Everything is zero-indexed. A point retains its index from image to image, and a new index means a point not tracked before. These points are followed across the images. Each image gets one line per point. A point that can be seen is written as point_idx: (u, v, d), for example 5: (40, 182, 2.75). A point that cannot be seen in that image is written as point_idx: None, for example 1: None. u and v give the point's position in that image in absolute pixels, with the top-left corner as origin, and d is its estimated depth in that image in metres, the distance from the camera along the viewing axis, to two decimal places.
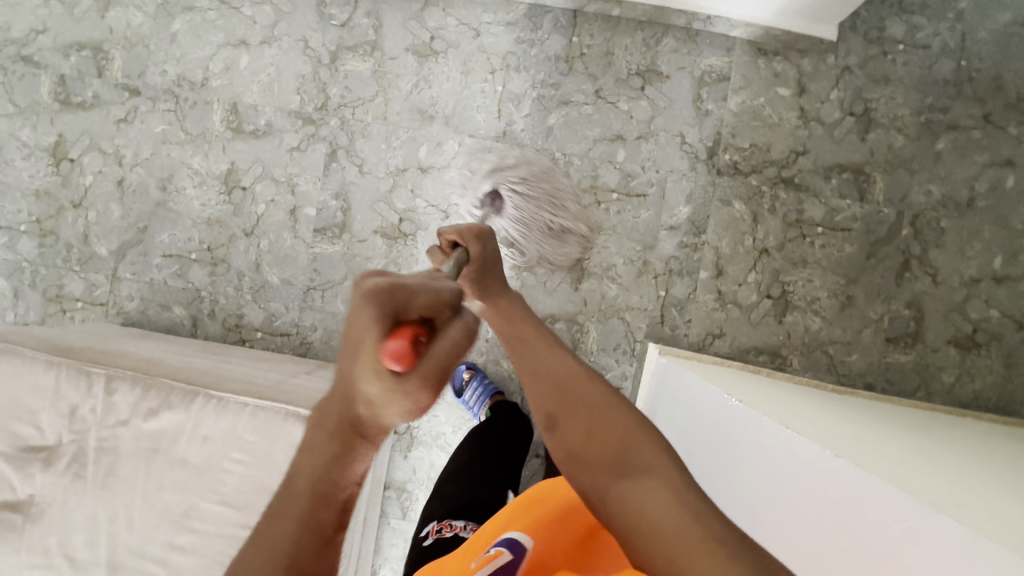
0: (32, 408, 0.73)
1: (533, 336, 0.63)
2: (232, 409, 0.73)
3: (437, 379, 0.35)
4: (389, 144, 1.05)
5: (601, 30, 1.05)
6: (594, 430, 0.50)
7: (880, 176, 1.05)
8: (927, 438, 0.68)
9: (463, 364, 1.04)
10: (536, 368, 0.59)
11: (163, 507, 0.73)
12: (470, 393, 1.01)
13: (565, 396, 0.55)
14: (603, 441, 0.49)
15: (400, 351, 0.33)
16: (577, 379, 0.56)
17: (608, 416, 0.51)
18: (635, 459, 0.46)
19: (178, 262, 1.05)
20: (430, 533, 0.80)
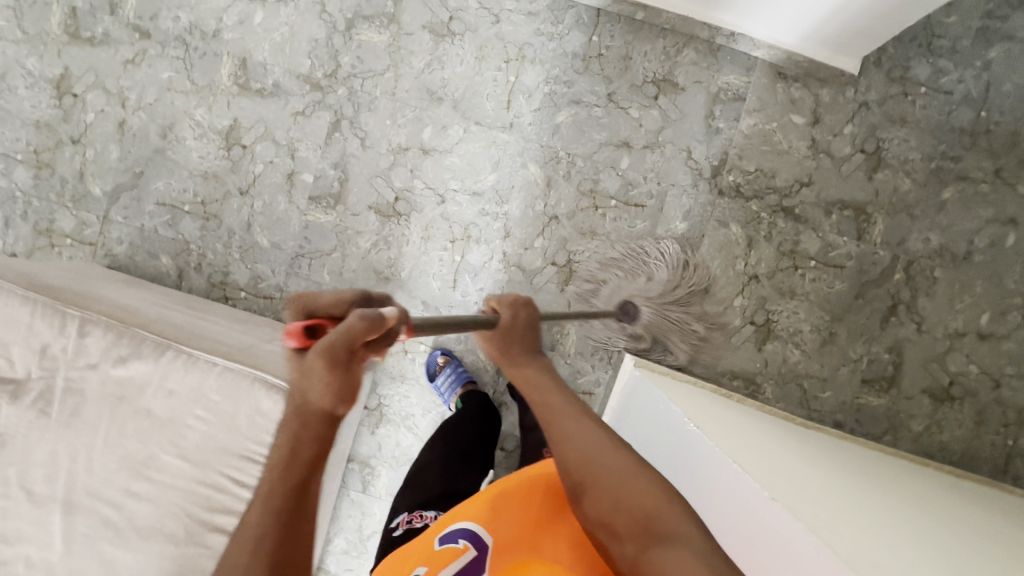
0: (4, 340, 0.74)
1: (561, 397, 0.61)
2: (200, 367, 0.74)
3: (329, 353, 0.40)
4: (394, 121, 1.04)
5: (622, 32, 1.03)
6: (627, 499, 0.50)
7: (881, 217, 1.04)
8: (863, 482, 0.73)
9: (439, 350, 1.05)
10: (569, 437, 0.56)
11: (122, 453, 0.74)
12: (444, 379, 1.01)
13: (590, 461, 0.54)
14: (631, 511, 0.49)
15: (298, 332, 0.41)
16: (610, 448, 0.54)
17: (639, 484, 0.51)
18: (666, 533, 0.46)
19: (170, 212, 1.05)
20: (400, 524, 0.84)
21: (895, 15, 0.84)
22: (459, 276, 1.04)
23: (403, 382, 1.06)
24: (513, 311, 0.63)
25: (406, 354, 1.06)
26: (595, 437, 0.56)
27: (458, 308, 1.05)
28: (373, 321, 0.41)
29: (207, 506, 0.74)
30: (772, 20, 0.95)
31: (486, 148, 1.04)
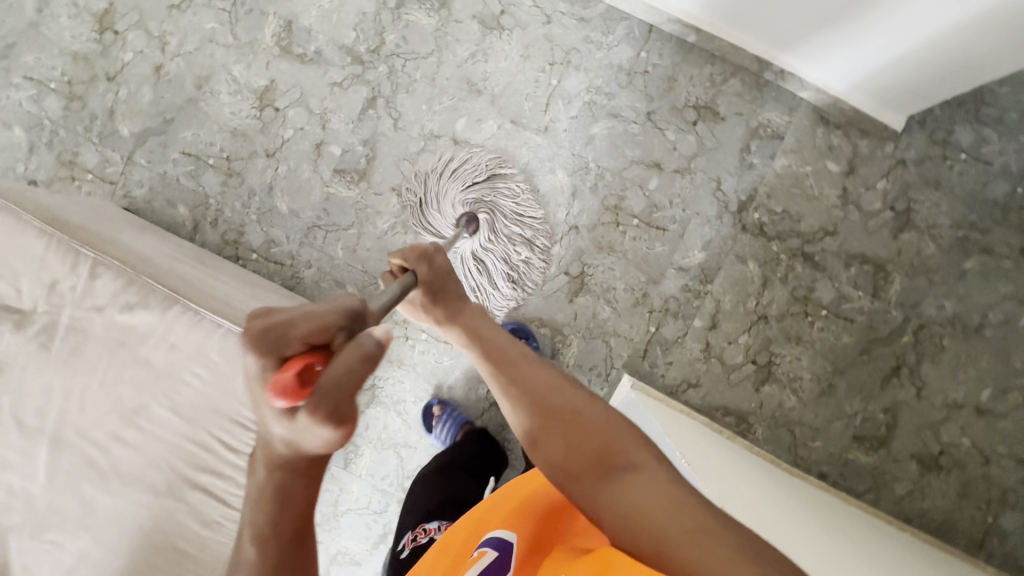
0: (15, 269, 0.74)
1: (501, 341, 0.61)
2: (205, 325, 0.74)
3: (336, 413, 0.34)
4: (430, 107, 1.03)
5: (671, 52, 1.02)
6: (581, 434, 0.51)
7: (899, 277, 1.03)
8: (843, 540, 0.74)
9: (434, 399, 1.05)
10: (515, 382, 0.56)
11: (116, 398, 0.75)
12: (440, 428, 1.01)
13: (544, 403, 0.54)
14: (586, 447, 0.50)
15: (282, 383, 0.34)
16: (555, 387, 0.55)
17: (588, 417, 0.52)
18: (622, 461, 0.47)
19: (194, 163, 1.05)
20: (406, 544, 0.87)
21: (950, 77, 0.86)
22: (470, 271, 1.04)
23: (399, 367, 1.06)
24: (429, 264, 0.65)
25: (407, 340, 1.06)
26: (541, 378, 0.56)
27: None
28: (372, 352, 0.38)
29: (192, 462, 0.75)
30: (824, 63, 0.94)
31: (517, 148, 1.03)
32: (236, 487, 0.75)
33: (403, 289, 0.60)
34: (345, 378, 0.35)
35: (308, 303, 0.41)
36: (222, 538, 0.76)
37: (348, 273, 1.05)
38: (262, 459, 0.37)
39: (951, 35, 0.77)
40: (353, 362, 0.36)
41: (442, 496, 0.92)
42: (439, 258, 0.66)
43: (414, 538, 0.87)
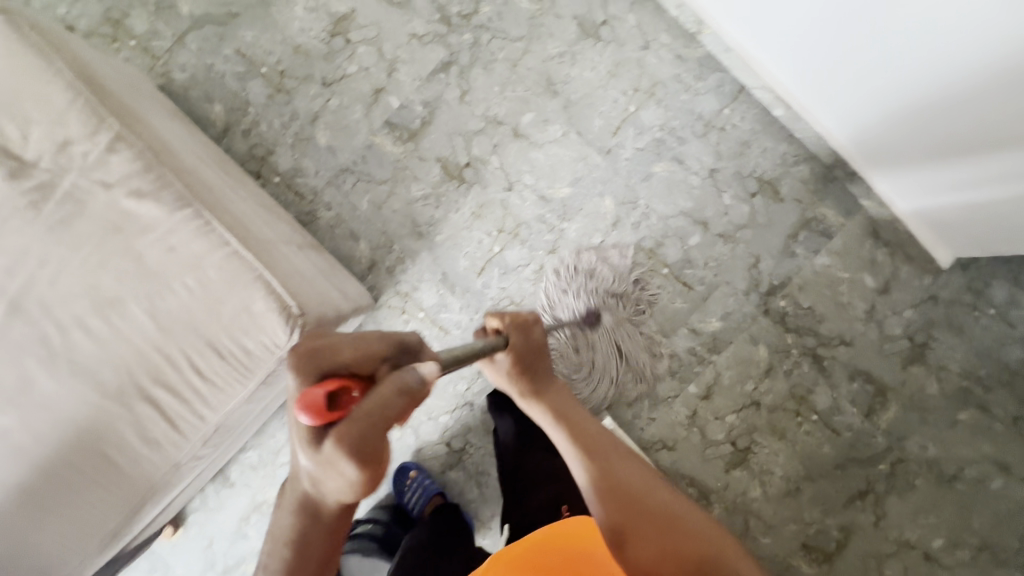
0: (29, 115, 0.68)
1: (599, 435, 0.68)
2: (212, 239, 0.69)
3: (362, 445, 0.40)
4: (502, 91, 0.99)
5: (753, 118, 1.00)
6: (680, 542, 0.54)
7: (895, 407, 1.03)
8: None
9: (410, 461, 1.02)
10: (610, 476, 0.62)
11: (94, 283, 0.69)
12: (414, 491, 0.99)
13: (637, 502, 0.59)
14: (681, 551, 0.53)
15: (315, 402, 0.41)
16: (654, 490, 0.61)
17: (687, 526, 0.56)
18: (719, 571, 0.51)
19: (245, 66, 0.99)
20: None
21: (1011, 239, 0.87)
22: (488, 266, 1.01)
23: None
24: (524, 334, 0.70)
25: (402, 314, 1.00)
26: (638, 479, 0.62)
27: (472, 296, 1.01)
28: (411, 388, 0.45)
29: (152, 374, 0.70)
30: (901, 180, 0.94)
31: (575, 161, 1.00)
32: (190, 414, 0.70)
33: (483, 348, 0.65)
34: (381, 406, 0.43)
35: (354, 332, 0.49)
36: (158, 460, 0.71)
37: (366, 229, 1.00)
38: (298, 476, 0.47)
39: None
40: (388, 394, 0.43)
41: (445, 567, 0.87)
42: (536, 327, 0.74)
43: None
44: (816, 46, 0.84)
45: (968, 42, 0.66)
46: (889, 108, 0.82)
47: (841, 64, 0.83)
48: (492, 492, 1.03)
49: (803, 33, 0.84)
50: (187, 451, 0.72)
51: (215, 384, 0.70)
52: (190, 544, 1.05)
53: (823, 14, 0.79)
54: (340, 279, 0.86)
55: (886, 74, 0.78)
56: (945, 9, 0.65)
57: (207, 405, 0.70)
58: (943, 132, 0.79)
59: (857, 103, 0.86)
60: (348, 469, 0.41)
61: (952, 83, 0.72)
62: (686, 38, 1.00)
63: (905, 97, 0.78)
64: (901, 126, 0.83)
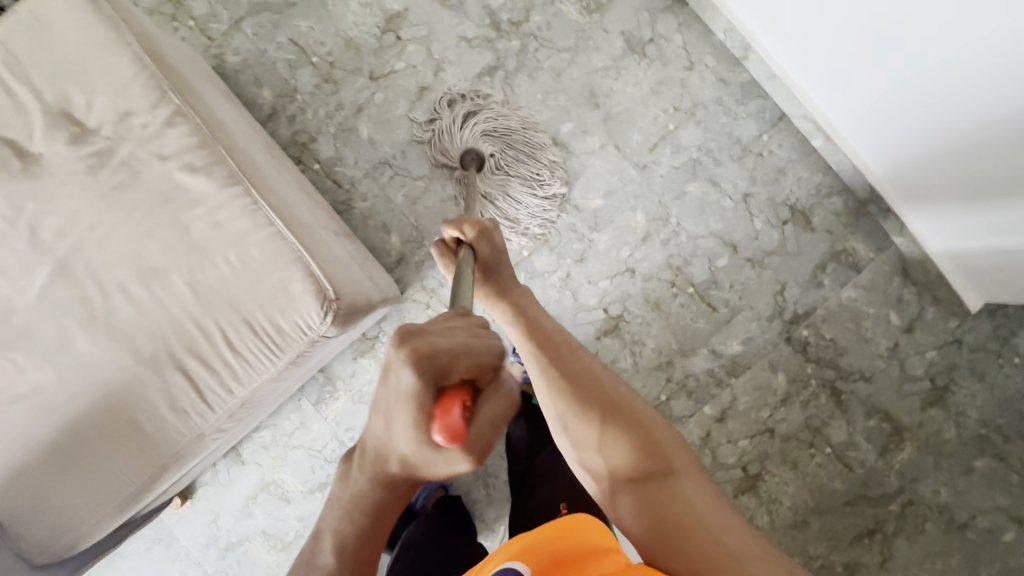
0: (95, 83, 0.70)
1: (554, 331, 0.66)
2: (257, 218, 0.70)
3: (480, 458, 0.42)
4: (544, 99, 1.01)
5: (791, 147, 1.01)
6: (624, 432, 0.56)
7: (910, 448, 1.02)
8: None
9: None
10: (565, 372, 0.61)
11: (139, 251, 0.71)
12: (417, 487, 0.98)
13: (593, 396, 0.59)
14: (635, 449, 0.54)
15: (451, 428, 0.39)
16: (602, 377, 0.61)
17: (631, 414, 0.57)
18: (666, 465, 0.53)
19: (297, 54, 1.01)
20: None
21: None
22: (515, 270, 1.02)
23: None
24: (489, 242, 0.71)
25: (426, 309, 1.02)
26: (587, 367, 0.62)
27: None
28: (515, 405, 0.46)
29: (186, 343, 0.71)
30: (935, 219, 0.93)
31: (610, 173, 1.01)
32: (219, 386, 0.72)
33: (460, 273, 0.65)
34: (493, 415, 0.44)
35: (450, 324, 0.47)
36: (184, 429, 0.72)
37: (398, 222, 1.02)
38: (369, 471, 0.47)
39: None
40: (499, 402, 0.44)
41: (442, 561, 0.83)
42: (499, 239, 0.72)
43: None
44: (864, 77, 0.84)
45: (1008, 84, 0.67)
46: (932, 144, 0.82)
47: (887, 97, 0.83)
48: (498, 494, 1.03)
49: (845, 60, 0.85)
50: (212, 423, 0.73)
51: (246, 360, 0.71)
52: (196, 517, 1.06)
53: (868, 42, 0.80)
54: (372, 269, 0.88)
55: (932, 111, 0.78)
56: (993, 51, 0.66)
57: (236, 380, 0.72)
58: (986, 172, 0.78)
59: (892, 134, 0.87)
60: (462, 466, 0.42)
61: (998, 126, 0.72)
62: (731, 63, 1.01)
63: (950, 135, 0.78)
64: (933, 161, 0.84)
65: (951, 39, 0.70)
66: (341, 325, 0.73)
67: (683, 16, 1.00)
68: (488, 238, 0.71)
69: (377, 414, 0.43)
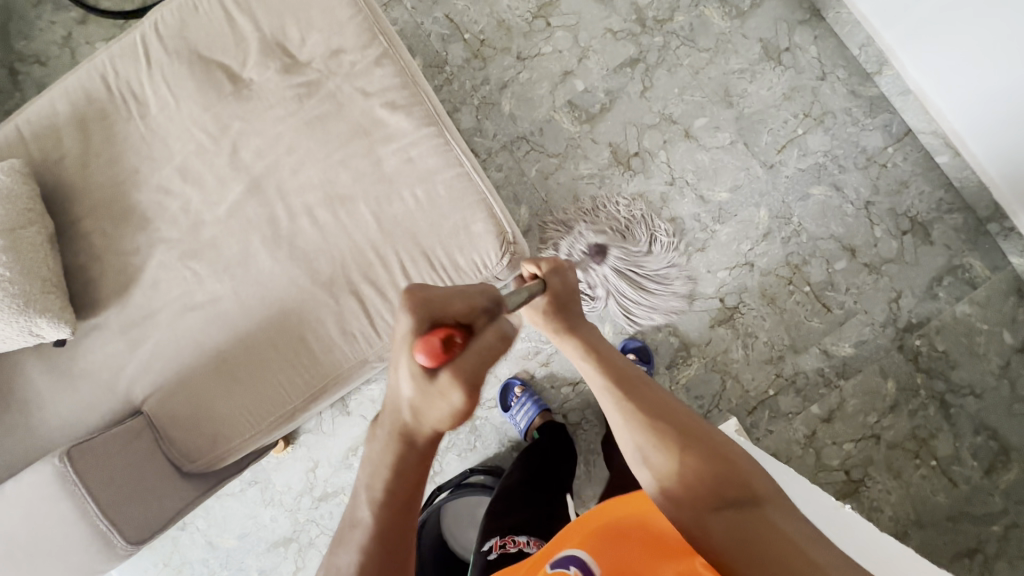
0: (312, 20, 0.76)
1: (625, 367, 0.65)
2: (448, 157, 0.74)
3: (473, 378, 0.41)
4: (681, 93, 1.06)
5: (915, 161, 1.04)
6: (703, 462, 0.53)
7: (1016, 469, 1.02)
8: None
9: (516, 378, 1.05)
10: (637, 401, 0.60)
11: (332, 178, 0.75)
12: (519, 408, 1.01)
13: (663, 421, 0.57)
14: (707, 473, 0.52)
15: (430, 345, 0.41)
16: (674, 409, 0.59)
17: (705, 441, 0.55)
18: (741, 488, 0.51)
19: (451, 30, 1.08)
20: (492, 546, 0.79)
21: None
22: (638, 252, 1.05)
23: None
24: (562, 278, 0.70)
25: None
26: (656, 400, 0.60)
27: None
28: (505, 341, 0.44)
29: (364, 270, 0.74)
30: None
31: (737, 169, 1.05)
32: (389, 313, 0.74)
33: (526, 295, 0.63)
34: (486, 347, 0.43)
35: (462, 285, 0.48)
36: (349, 353, 0.74)
37: (529, 194, 1.05)
38: (389, 427, 0.47)
39: None
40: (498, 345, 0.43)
41: (531, 515, 0.86)
42: (570, 277, 0.72)
43: (499, 544, 0.79)
44: (991, 80, 0.89)
45: None
46: None
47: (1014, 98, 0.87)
48: (599, 472, 1.03)
49: (966, 102, 0.95)
50: (377, 349, 0.75)
51: None
52: (295, 464, 1.06)
53: (981, 81, 0.90)
54: None
55: None
56: None
57: None
58: None
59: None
60: (456, 399, 0.41)
61: None
62: (862, 77, 1.05)
63: None
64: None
65: None
66: (510, 270, 0.76)
67: (819, 30, 1.06)
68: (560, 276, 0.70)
69: (389, 368, 0.45)
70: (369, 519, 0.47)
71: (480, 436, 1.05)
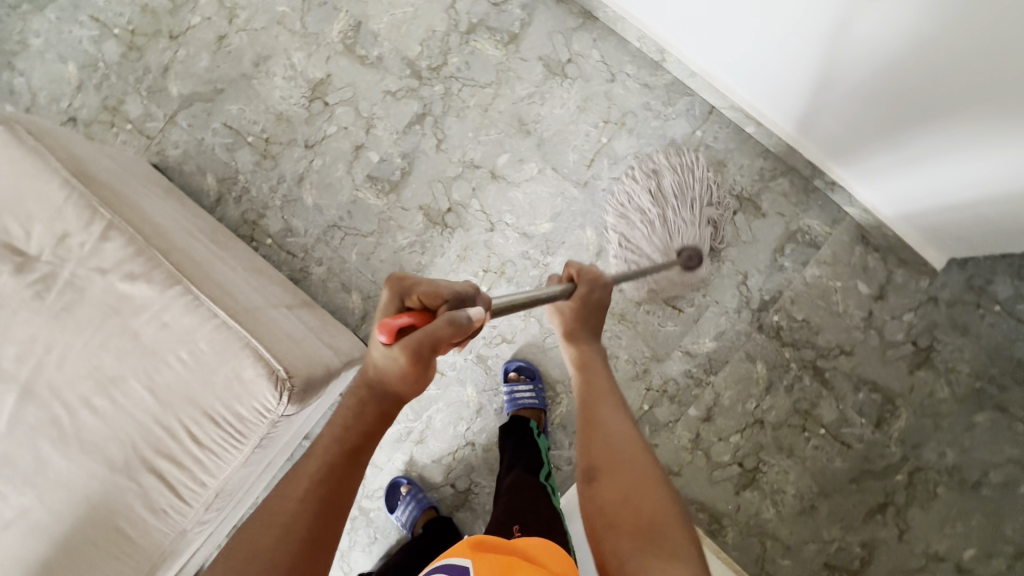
0: (29, 212, 0.73)
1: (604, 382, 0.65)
2: (202, 312, 0.72)
3: (414, 351, 0.45)
4: (476, 136, 1.02)
5: (727, 137, 1.01)
6: (635, 509, 0.51)
7: (906, 414, 1.00)
8: None
9: (403, 476, 1.03)
10: (602, 418, 0.60)
11: (96, 364, 0.73)
12: (403, 509, 0.99)
13: (618, 453, 0.56)
14: (639, 520, 0.50)
15: (388, 324, 0.46)
16: (630, 447, 0.56)
17: (655, 497, 0.52)
18: (669, 553, 0.47)
19: (233, 137, 1.04)
20: None
21: (1000, 218, 0.80)
22: None
23: None
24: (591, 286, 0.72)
25: None
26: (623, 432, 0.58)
27: None
28: (460, 322, 0.47)
29: (155, 446, 0.73)
30: (866, 177, 0.92)
31: (553, 197, 1.02)
32: (191, 480, 0.73)
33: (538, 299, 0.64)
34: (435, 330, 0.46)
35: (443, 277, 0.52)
36: (166, 527, 0.74)
37: (356, 279, 1.03)
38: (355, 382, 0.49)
39: (993, 162, 0.72)
40: (442, 322, 0.46)
41: None
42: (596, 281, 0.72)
43: None
44: (742, 57, 0.89)
45: (831, 10, 0.70)
46: (819, 92, 0.83)
47: (766, 67, 0.87)
48: None
49: (794, 34, 0.78)
50: (192, 517, 0.74)
51: (212, 451, 0.72)
52: None
53: (756, 47, 0.85)
54: (331, 336, 0.90)
55: (801, 60, 0.80)
56: None
57: (207, 472, 0.73)
58: (872, 104, 0.78)
59: (822, 115, 0.86)
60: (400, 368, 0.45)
61: (851, 49, 0.73)
62: (651, 67, 1.02)
63: (826, 76, 0.79)
64: (879, 127, 0.80)
65: (771, 21, 0.79)
66: (299, 401, 0.74)
67: (596, 31, 1.02)
68: (597, 289, 0.73)
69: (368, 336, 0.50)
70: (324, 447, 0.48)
71: (376, 526, 1.04)
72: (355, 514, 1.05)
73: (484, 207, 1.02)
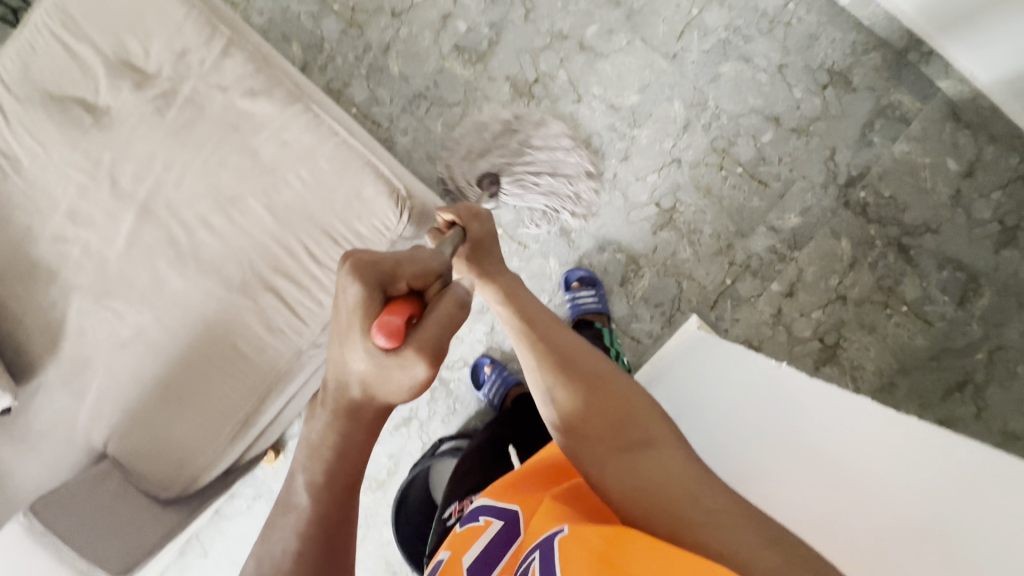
0: (149, 29, 0.73)
1: (535, 307, 0.61)
2: (322, 130, 0.72)
3: (433, 345, 0.42)
4: (565, 6, 1.02)
5: (820, 10, 1.00)
6: (599, 411, 0.50)
7: (989, 293, 0.99)
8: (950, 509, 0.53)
9: (485, 357, 1.04)
10: (543, 341, 0.57)
11: (214, 182, 0.73)
12: (491, 384, 1.01)
13: (573, 365, 0.54)
14: (610, 421, 0.50)
15: (387, 323, 0.41)
16: (582, 354, 0.56)
17: (595, 375, 0.54)
18: (641, 436, 0.48)
19: (318, 5, 1.04)
20: (452, 513, 0.76)
21: None
22: None
23: None
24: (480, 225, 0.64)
25: None
26: (565, 341, 0.57)
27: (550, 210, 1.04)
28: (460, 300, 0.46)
29: (273, 264, 0.74)
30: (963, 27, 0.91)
31: (641, 68, 1.01)
32: (309, 299, 0.74)
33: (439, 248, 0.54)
34: (441, 319, 0.44)
35: (411, 251, 0.49)
36: (282, 346, 0.75)
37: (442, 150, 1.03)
38: (331, 404, 0.44)
39: None
40: (449, 309, 0.45)
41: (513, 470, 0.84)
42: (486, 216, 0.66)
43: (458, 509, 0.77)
44: None
45: None
46: None
47: None
48: None
49: None
50: (308, 337, 0.75)
51: (330, 269, 0.73)
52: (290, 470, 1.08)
53: None
54: None
55: None
56: None
57: (325, 290, 0.74)
58: None
59: None
60: (420, 370, 0.42)
61: None
62: None
63: None
64: None
65: None
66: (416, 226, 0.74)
67: None
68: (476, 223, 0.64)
69: (337, 343, 0.44)
70: (309, 501, 0.42)
71: (456, 398, 1.06)
72: (435, 385, 1.06)
73: (571, 78, 1.02)
